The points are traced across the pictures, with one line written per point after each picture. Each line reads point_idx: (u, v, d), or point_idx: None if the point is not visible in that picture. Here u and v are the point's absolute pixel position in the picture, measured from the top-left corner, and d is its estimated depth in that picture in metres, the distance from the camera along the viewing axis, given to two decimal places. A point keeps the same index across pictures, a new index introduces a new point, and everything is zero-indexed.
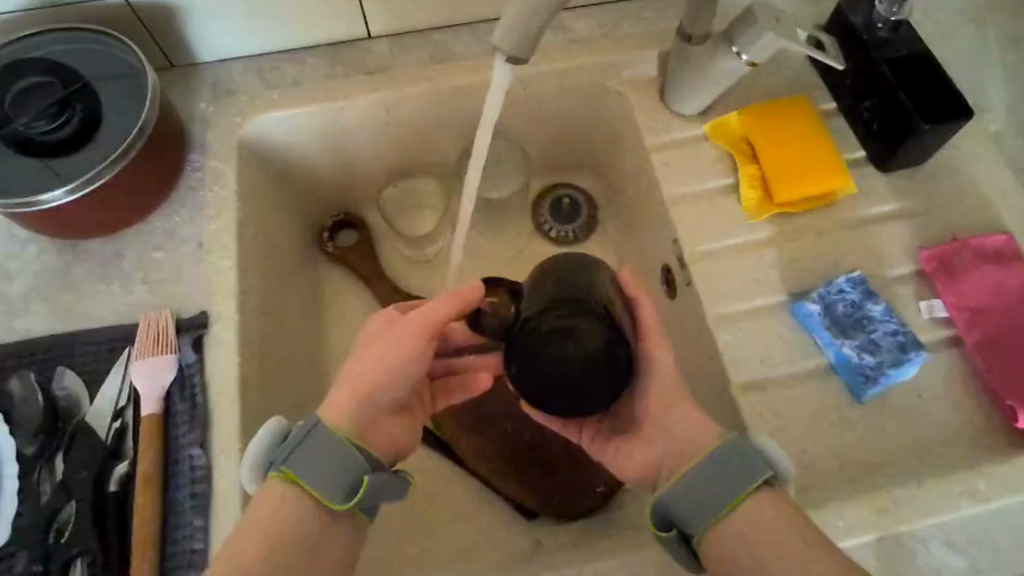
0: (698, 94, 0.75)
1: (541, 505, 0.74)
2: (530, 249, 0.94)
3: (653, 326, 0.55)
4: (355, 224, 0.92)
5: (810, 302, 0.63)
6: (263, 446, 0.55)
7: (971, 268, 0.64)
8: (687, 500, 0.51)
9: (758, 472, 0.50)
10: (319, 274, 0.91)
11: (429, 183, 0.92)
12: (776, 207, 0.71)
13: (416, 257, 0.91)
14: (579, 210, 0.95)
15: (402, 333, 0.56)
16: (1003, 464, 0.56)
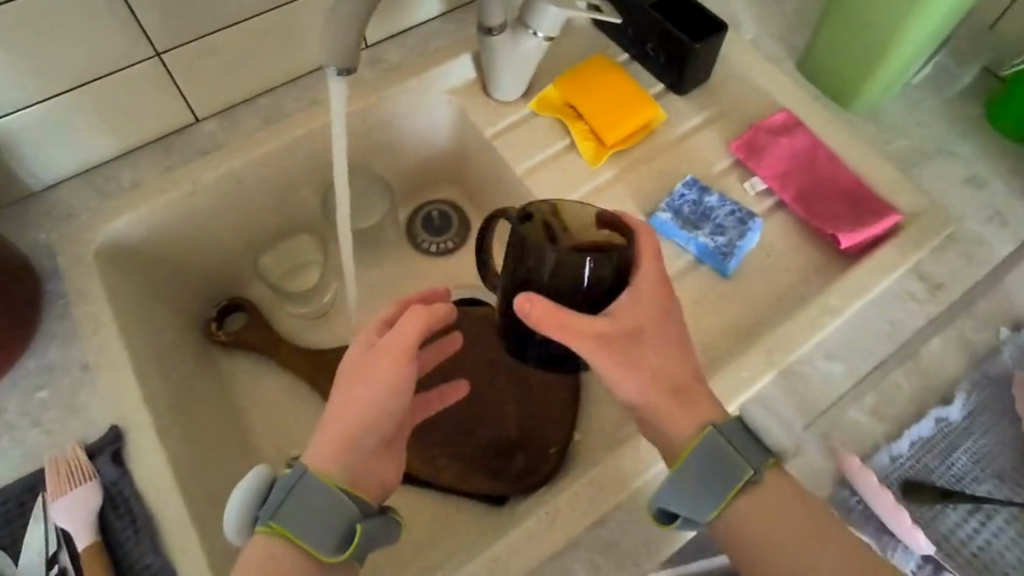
0: (514, 78, 0.83)
1: (507, 487, 0.75)
2: (420, 267, 0.97)
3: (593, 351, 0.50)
4: (239, 308, 0.90)
5: (662, 212, 0.73)
6: (249, 501, 0.54)
7: (769, 143, 0.78)
8: (686, 497, 0.51)
9: (745, 467, 0.50)
10: (222, 363, 0.88)
11: (304, 239, 0.93)
12: (610, 148, 0.81)
13: (314, 312, 0.92)
14: (449, 221, 0.99)
15: (375, 370, 0.55)
16: (849, 279, 0.67)
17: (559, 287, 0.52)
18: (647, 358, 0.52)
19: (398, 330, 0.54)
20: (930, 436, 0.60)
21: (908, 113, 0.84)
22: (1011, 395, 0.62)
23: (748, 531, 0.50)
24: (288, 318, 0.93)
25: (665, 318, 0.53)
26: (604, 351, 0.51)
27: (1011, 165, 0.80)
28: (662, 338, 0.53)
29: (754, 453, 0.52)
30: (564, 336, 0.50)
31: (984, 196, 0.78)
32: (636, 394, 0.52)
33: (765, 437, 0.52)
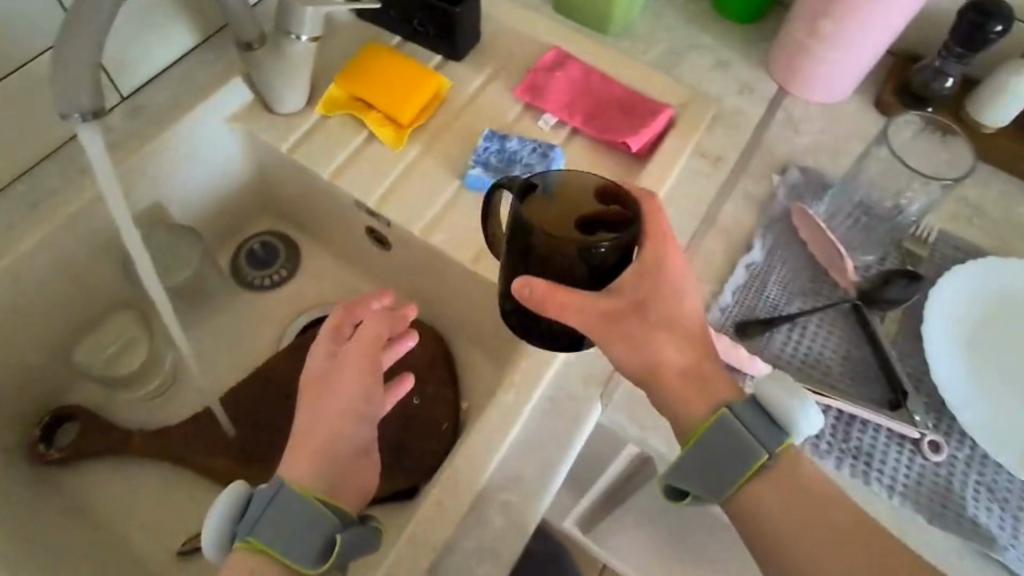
0: (294, 87, 0.81)
1: (415, 477, 0.74)
2: (261, 306, 0.91)
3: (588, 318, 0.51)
4: (69, 415, 0.80)
5: (473, 169, 0.76)
6: (226, 519, 0.52)
7: (548, 81, 0.84)
8: (698, 476, 0.51)
9: (761, 449, 0.50)
10: (72, 481, 0.78)
11: (122, 316, 0.83)
12: (409, 127, 0.82)
13: (156, 390, 0.85)
14: (274, 252, 0.93)
15: (344, 374, 0.60)
16: (643, 180, 0.76)
17: (567, 259, 0.50)
18: (654, 334, 0.54)
19: (369, 334, 0.62)
20: (744, 282, 0.69)
21: (654, 23, 0.94)
22: (793, 227, 0.73)
23: (761, 512, 0.51)
24: (134, 407, 0.84)
25: (675, 287, 0.53)
26: (605, 328, 0.52)
27: (743, 44, 0.92)
28: (668, 303, 0.53)
29: (770, 432, 0.51)
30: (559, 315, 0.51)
31: (731, 76, 0.90)
32: (638, 365, 0.53)
33: (781, 415, 0.51)
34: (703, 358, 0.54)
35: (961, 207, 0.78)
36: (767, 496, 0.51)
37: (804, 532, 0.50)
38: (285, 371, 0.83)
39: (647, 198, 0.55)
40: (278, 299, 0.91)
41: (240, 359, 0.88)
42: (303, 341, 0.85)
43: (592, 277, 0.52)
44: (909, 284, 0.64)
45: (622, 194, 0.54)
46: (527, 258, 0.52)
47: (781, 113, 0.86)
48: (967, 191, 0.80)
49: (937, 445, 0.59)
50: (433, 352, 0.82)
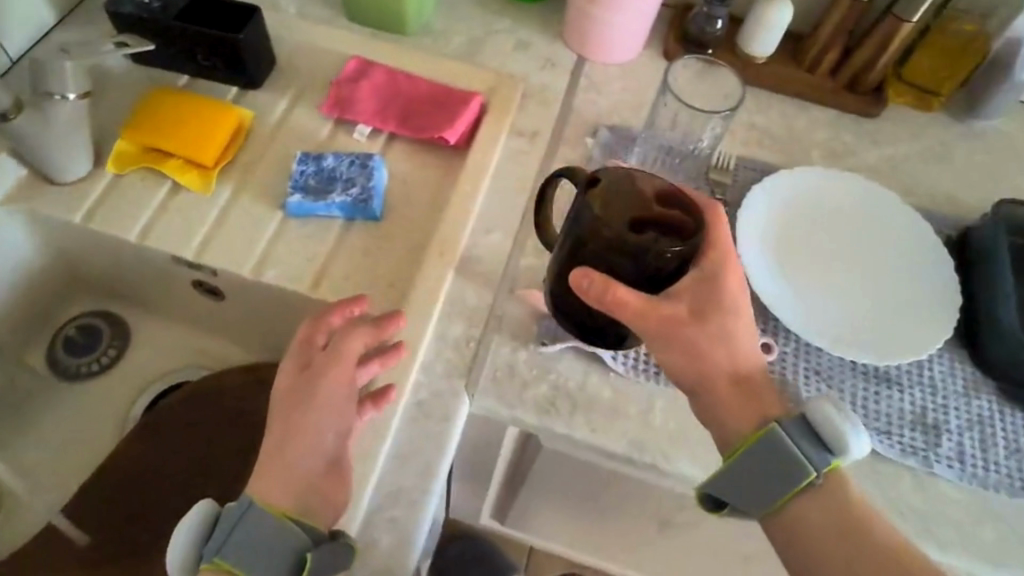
0: (73, 151, 0.73)
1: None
2: (100, 395, 0.82)
3: (639, 312, 0.53)
4: None
5: (292, 196, 0.72)
6: (193, 538, 0.50)
7: (354, 91, 0.83)
8: (735, 488, 0.53)
9: (810, 468, 0.52)
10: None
11: None
12: (215, 168, 0.77)
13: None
14: (98, 333, 0.83)
15: (319, 391, 0.55)
16: (467, 170, 0.77)
17: (626, 258, 0.53)
18: (710, 346, 0.54)
19: (339, 342, 0.57)
20: None
21: (450, 17, 0.95)
22: None
23: (802, 534, 0.52)
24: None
25: (731, 299, 0.54)
26: (660, 334, 0.54)
27: (538, 22, 0.96)
28: (724, 311, 0.54)
29: (818, 452, 0.52)
30: (614, 307, 0.53)
31: (533, 54, 0.93)
32: (692, 370, 0.55)
33: (833, 436, 0.52)
34: (755, 364, 0.56)
35: (751, 134, 0.87)
36: (811, 511, 0.52)
37: (831, 534, 0.52)
38: (136, 457, 0.75)
39: (709, 205, 0.56)
40: (118, 382, 0.82)
41: (89, 458, 0.79)
42: (151, 418, 0.77)
43: (650, 282, 0.54)
44: None
45: (686, 200, 0.56)
46: (581, 253, 0.55)
47: (584, 81, 0.91)
48: (753, 119, 0.89)
49: (769, 345, 0.66)
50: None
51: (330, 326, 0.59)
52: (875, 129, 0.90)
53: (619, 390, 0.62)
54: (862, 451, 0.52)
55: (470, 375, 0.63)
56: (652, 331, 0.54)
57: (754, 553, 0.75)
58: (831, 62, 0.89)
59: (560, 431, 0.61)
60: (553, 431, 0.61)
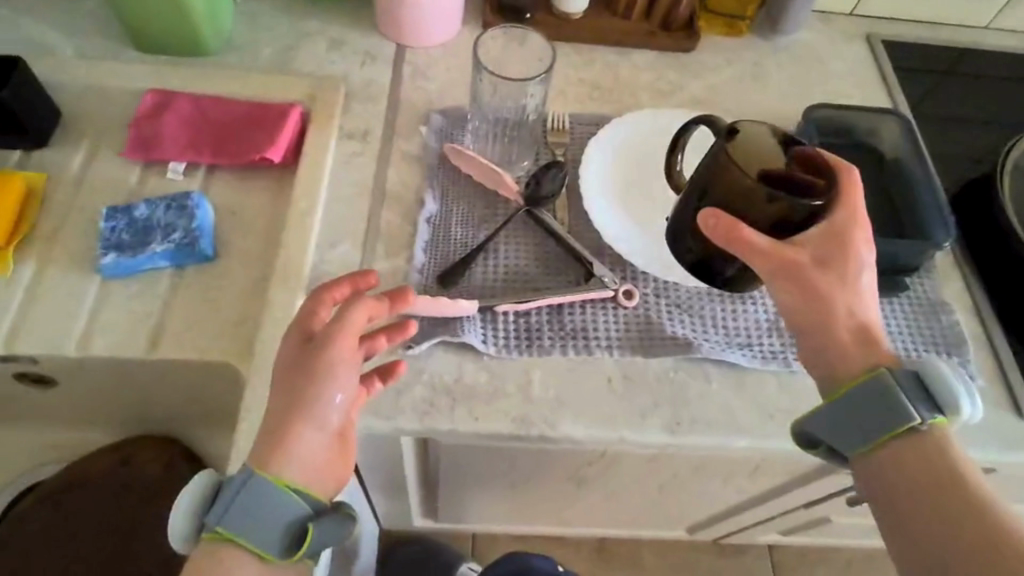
0: None
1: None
2: None
3: (763, 252, 0.53)
4: None
5: (105, 257, 0.65)
6: (195, 507, 0.51)
7: (155, 127, 0.75)
8: (835, 422, 0.52)
9: (915, 413, 0.50)
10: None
11: None
12: (8, 245, 0.68)
13: None
14: None
15: (322, 358, 0.53)
16: (299, 186, 0.73)
17: (750, 202, 0.54)
18: (830, 288, 0.53)
19: (338, 316, 0.54)
20: (430, 236, 0.71)
21: (251, 27, 0.89)
22: (454, 167, 0.76)
23: (897, 482, 0.50)
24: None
25: (854, 252, 0.53)
26: (784, 274, 0.53)
27: (348, 15, 0.91)
28: (844, 261, 0.54)
29: (930, 404, 0.51)
30: (738, 247, 0.54)
31: (348, 50, 0.88)
32: (806, 309, 0.54)
33: (946, 395, 0.52)
34: (870, 311, 0.54)
35: (581, 90, 0.89)
36: (907, 453, 0.50)
37: (918, 480, 0.49)
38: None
39: (843, 166, 0.56)
40: None
41: None
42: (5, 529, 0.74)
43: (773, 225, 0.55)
44: (556, 174, 0.72)
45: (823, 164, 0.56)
46: (707, 193, 0.57)
47: (408, 67, 0.87)
48: (581, 75, 0.90)
49: (629, 292, 0.67)
50: (171, 466, 0.75)
51: (341, 295, 0.57)
52: (696, 62, 0.94)
53: (493, 373, 0.62)
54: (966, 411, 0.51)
55: None
56: (777, 271, 0.53)
57: (666, 483, 0.79)
58: (641, 5, 0.91)
59: (445, 429, 0.60)
60: (437, 430, 0.60)
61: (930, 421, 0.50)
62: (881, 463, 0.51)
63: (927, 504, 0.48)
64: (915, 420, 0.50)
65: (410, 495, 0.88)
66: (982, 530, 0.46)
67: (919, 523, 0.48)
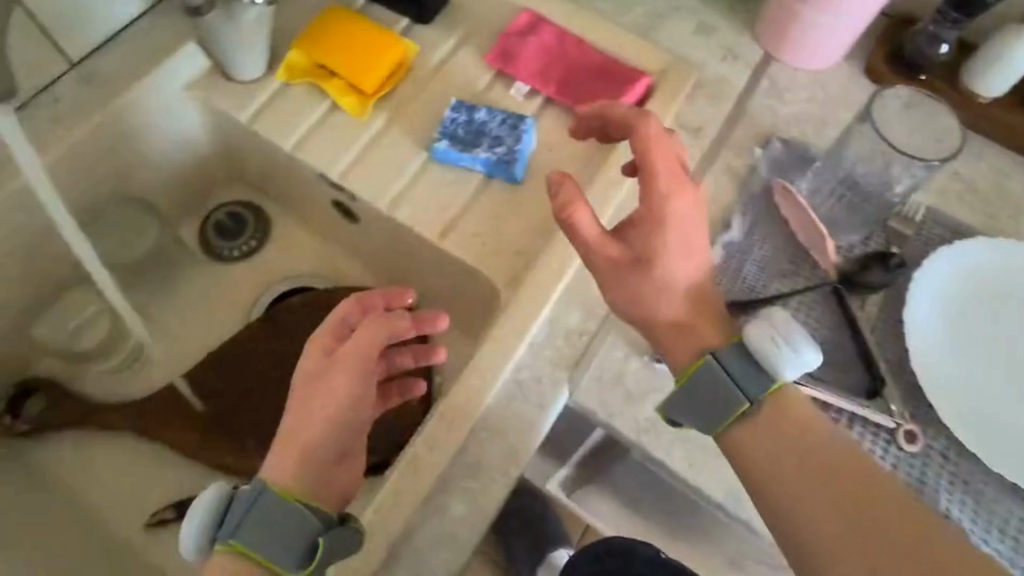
0: (248, 54, 0.76)
1: (378, 451, 0.70)
2: (227, 282, 0.86)
3: (644, 250, 0.54)
4: (32, 390, 0.76)
5: (439, 141, 0.73)
6: (205, 518, 0.48)
7: (521, 46, 0.80)
8: (688, 409, 0.54)
9: (744, 396, 0.52)
10: (31, 448, 0.76)
11: (83, 290, 0.78)
12: (373, 95, 0.79)
13: (114, 368, 0.80)
14: (243, 218, 0.87)
15: (335, 376, 0.53)
16: (616, 152, 0.72)
17: None
18: (659, 289, 0.54)
19: (364, 331, 0.55)
20: (720, 262, 0.67)
21: None
22: (774, 203, 0.70)
23: (760, 460, 0.53)
24: (91, 376, 0.80)
25: (672, 227, 0.53)
26: (631, 267, 0.54)
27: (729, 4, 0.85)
28: (665, 238, 0.54)
29: (759, 382, 0.52)
30: (583, 213, 0.53)
31: (716, 39, 0.83)
32: (643, 322, 0.55)
33: (771, 362, 0.51)
34: (671, 284, 0.54)
35: (949, 183, 0.75)
36: (748, 427, 0.54)
37: (788, 477, 0.51)
38: (251, 360, 0.80)
39: (659, 120, 0.57)
40: (253, 273, 0.86)
41: (210, 335, 0.84)
42: (272, 315, 0.81)
43: None
44: (892, 265, 0.62)
45: (678, 147, 0.56)
46: None
47: (767, 80, 0.80)
48: (957, 167, 0.76)
49: (913, 435, 0.60)
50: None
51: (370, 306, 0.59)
52: None
53: None
54: (812, 361, 0.51)
55: (575, 370, 0.60)
56: (638, 261, 0.54)
57: None
58: None
59: (658, 458, 0.59)
60: (649, 455, 0.60)
61: (767, 393, 0.53)
62: (737, 451, 0.54)
63: (822, 478, 0.51)
64: (746, 404, 0.52)
65: (556, 476, 0.84)
66: (877, 522, 0.49)
67: (803, 523, 0.50)
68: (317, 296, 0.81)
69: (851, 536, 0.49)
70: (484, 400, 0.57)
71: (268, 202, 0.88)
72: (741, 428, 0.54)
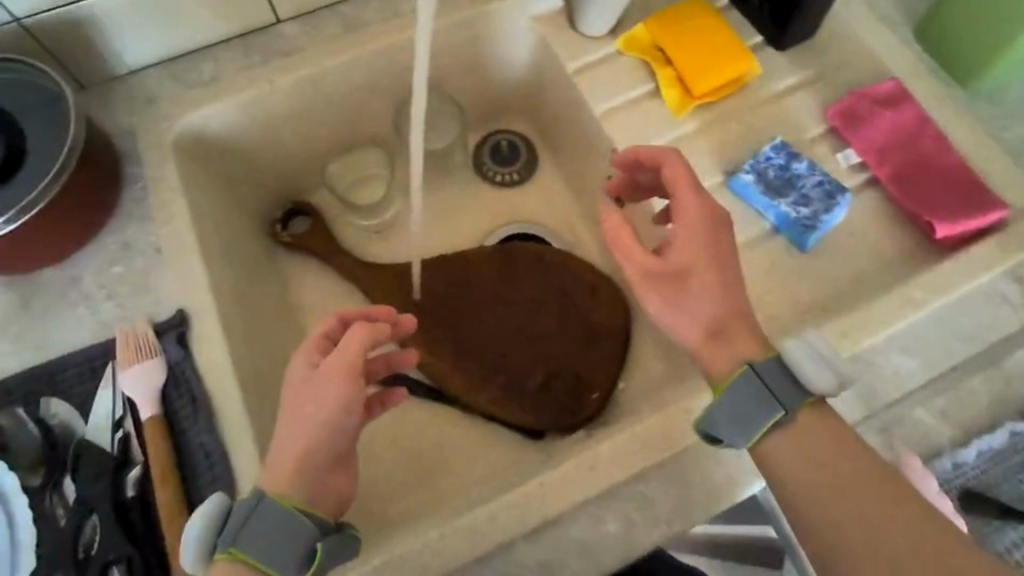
0: (602, 13, 0.79)
1: (544, 421, 0.80)
2: (480, 196, 0.96)
3: (660, 265, 0.56)
4: (306, 212, 0.91)
5: (744, 174, 0.70)
6: (205, 529, 0.47)
7: (872, 115, 0.71)
8: (727, 420, 0.52)
9: (777, 405, 0.51)
10: (286, 254, 0.91)
11: (372, 152, 0.93)
12: (695, 100, 0.77)
13: (372, 227, 0.93)
14: (517, 150, 0.97)
15: (325, 384, 0.49)
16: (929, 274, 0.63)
17: None
18: (702, 293, 0.55)
19: (341, 349, 0.50)
20: (1003, 447, 0.62)
21: None
22: None
23: (789, 462, 0.51)
24: (350, 220, 0.93)
25: (705, 209, 0.56)
26: (660, 280, 0.56)
27: None
28: (708, 241, 0.55)
29: (790, 390, 0.52)
30: (622, 242, 0.57)
31: None
32: (686, 329, 0.55)
33: (796, 371, 0.53)
34: (699, 280, 0.55)
35: None
36: (798, 445, 0.52)
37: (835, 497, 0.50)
38: (470, 286, 0.88)
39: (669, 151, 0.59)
40: (506, 199, 0.96)
41: (446, 233, 0.94)
42: (506, 256, 0.88)
43: None
44: None
45: (716, 202, 0.57)
46: None
47: None
48: None
49: None
50: (615, 325, 0.84)
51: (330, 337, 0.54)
52: None
53: None
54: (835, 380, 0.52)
55: None
56: (668, 280, 0.56)
57: None
58: None
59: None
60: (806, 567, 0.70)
61: (795, 406, 0.52)
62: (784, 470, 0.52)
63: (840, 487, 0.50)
64: (777, 413, 0.51)
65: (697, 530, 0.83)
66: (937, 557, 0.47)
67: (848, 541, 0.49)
68: (561, 258, 0.87)
69: (899, 564, 0.47)
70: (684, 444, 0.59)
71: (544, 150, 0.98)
72: (783, 439, 0.52)
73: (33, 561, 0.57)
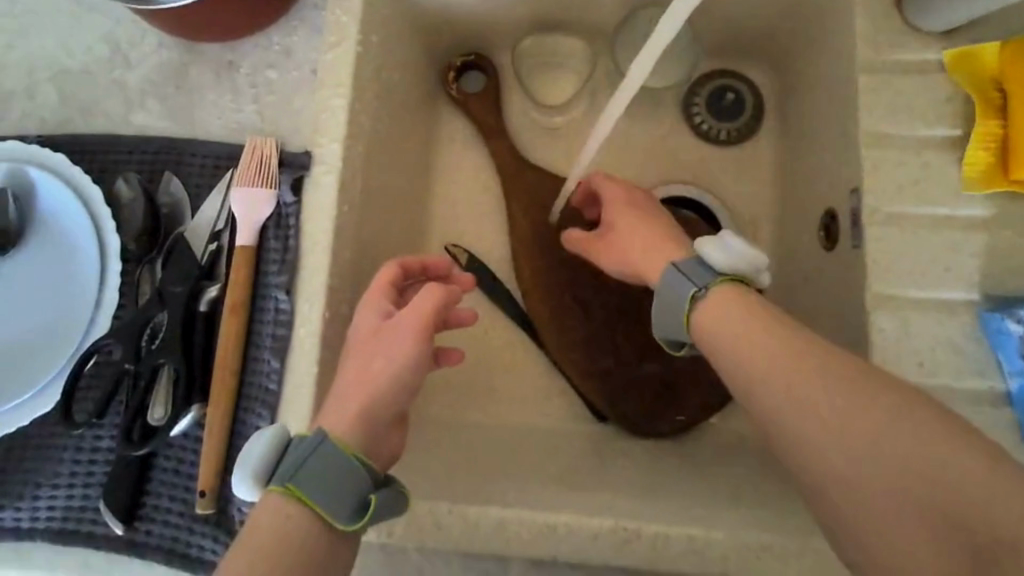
0: (957, 5, 0.55)
1: (614, 411, 0.70)
2: (670, 145, 0.80)
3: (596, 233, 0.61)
4: (484, 69, 0.80)
5: (1017, 321, 0.53)
6: (261, 460, 0.47)
7: None
8: (665, 320, 0.50)
9: (692, 285, 0.48)
10: (441, 118, 0.81)
11: (575, 42, 0.79)
12: (1008, 184, 0.55)
13: (543, 123, 0.80)
14: (742, 105, 0.79)
15: (396, 334, 0.52)
16: None
17: None
18: (628, 228, 0.57)
19: (415, 301, 0.52)
20: None
21: None
22: None
23: (730, 342, 0.45)
24: (521, 110, 0.81)
25: (613, 188, 0.61)
26: (601, 241, 0.59)
27: None
28: (621, 202, 0.60)
29: (704, 272, 0.48)
30: (570, 240, 0.64)
31: None
32: (625, 265, 0.56)
33: (708, 255, 0.48)
34: (624, 225, 0.58)
35: None
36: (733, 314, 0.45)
37: (783, 372, 0.42)
38: None
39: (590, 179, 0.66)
40: (699, 159, 0.79)
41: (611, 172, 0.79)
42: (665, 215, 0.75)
43: None
44: None
45: (641, 201, 0.60)
46: None
47: None
48: None
49: None
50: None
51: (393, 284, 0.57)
52: None
53: None
54: (732, 245, 0.49)
55: None
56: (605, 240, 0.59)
57: None
58: None
59: None
60: None
61: (713, 285, 0.47)
62: (716, 346, 0.45)
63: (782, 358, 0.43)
64: (692, 291, 0.47)
65: None
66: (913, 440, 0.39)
67: (804, 429, 0.41)
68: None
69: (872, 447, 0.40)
70: (733, 572, 0.51)
71: (775, 131, 0.78)
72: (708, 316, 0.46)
73: (108, 323, 0.60)
